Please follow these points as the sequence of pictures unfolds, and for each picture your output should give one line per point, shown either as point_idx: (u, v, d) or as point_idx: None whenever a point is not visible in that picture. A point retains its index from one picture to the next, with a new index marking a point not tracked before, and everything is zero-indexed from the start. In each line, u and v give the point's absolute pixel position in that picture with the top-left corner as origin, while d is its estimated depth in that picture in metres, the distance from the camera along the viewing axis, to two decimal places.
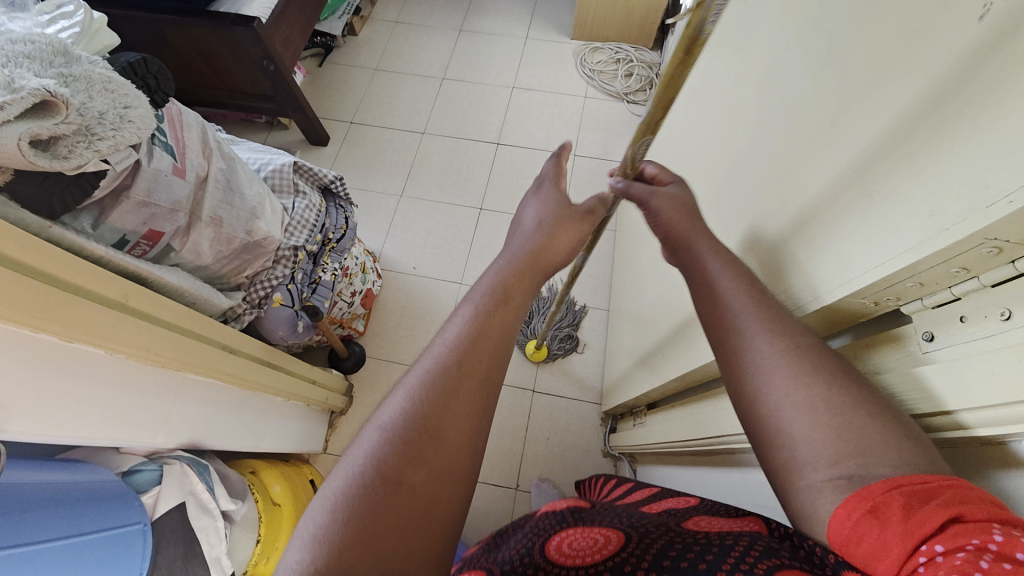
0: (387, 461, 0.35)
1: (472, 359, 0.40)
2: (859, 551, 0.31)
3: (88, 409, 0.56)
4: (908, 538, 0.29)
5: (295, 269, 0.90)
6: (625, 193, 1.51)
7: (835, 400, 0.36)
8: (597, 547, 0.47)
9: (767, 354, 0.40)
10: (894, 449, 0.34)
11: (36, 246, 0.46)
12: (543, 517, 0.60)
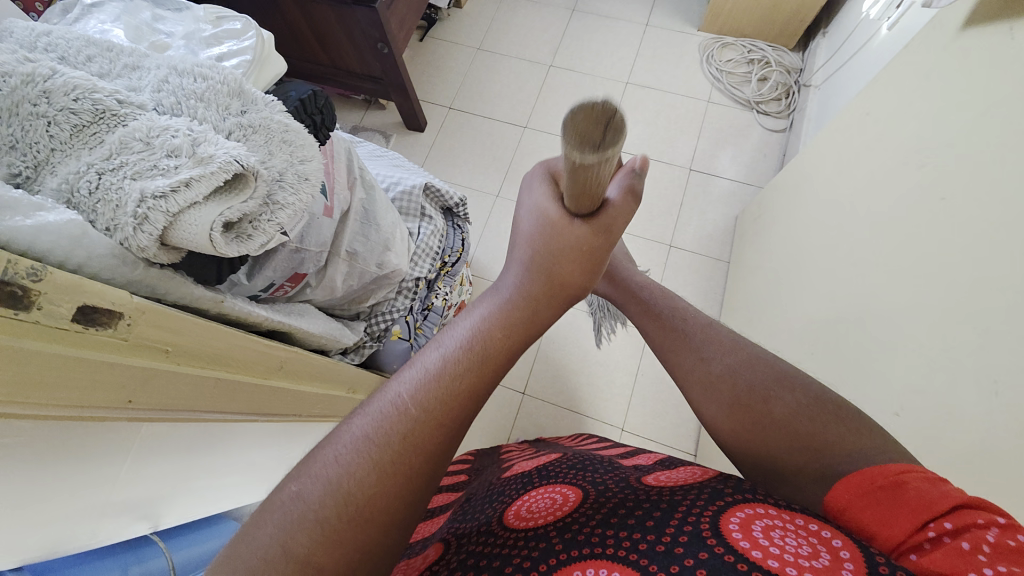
0: (303, 540, 0.30)
1: (427, 417, 0.34)
2: (865, 512, 0.37)
3: (227, 479, 0.52)
4: (923, 513, 0.34)
5: (414, 300, 0.84)
6: (747, 222, 1.35)
7: (758, 384, 0.48)
8: (556, 507, 0.51)
9: (713, 365, 0.51)
10: (812, 405, 0.45)
11: (217, 334, 0.41)
12: (514, 481, 0.65)
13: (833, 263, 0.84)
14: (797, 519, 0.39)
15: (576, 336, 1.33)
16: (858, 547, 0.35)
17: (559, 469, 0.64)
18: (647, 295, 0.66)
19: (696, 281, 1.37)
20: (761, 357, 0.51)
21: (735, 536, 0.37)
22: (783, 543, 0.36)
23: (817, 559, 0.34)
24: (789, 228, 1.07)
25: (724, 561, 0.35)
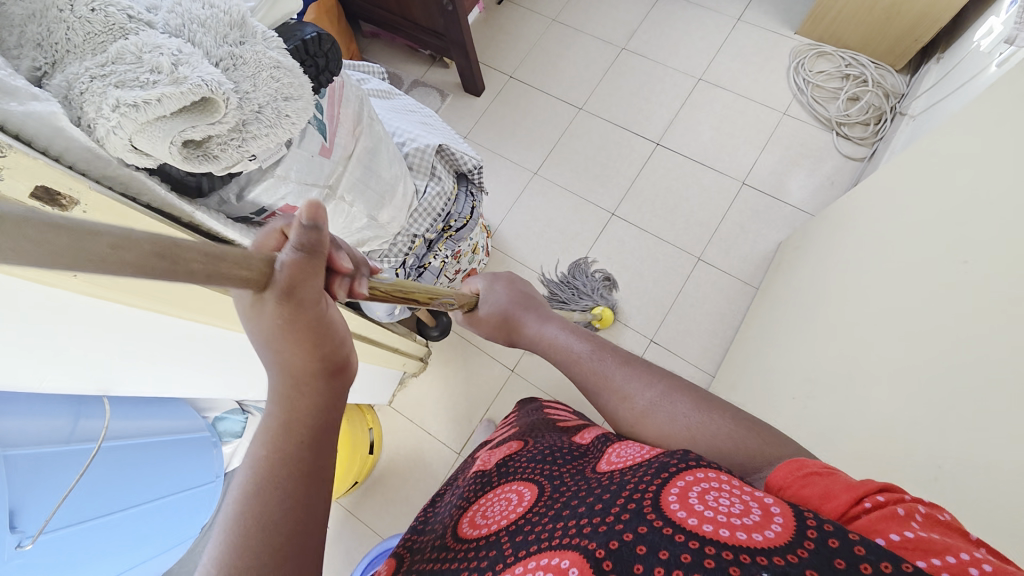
0: None
1: (277, 484, 0.32)
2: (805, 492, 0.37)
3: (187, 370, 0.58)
4: (856, 491, 0.34)
5: (408, 254, 0.88)
6: (788, 250, 1.24)
7: (680, 412, 0.51)
8: (509, 508, 0.48)
9: (636, 397, 0.55)
10: (725, 418, 0.49)
11: (175, 243, 0.46)
12: (474, 478, 0.61)
13: None
14: (738, 481, 0.38)
15: None
16: (795, 505, 0.34)
17: (519, 457, 0.60)
18: (561, 329, 0.69)
19: (717, 300, 1.30)
20: (676, 380, 0.55)
21: (673, 509, 0.36)
22: (714, 504, 0.35)
23: (748, 516, 0.34)
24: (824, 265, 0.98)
25: (661, 535, 0.34)
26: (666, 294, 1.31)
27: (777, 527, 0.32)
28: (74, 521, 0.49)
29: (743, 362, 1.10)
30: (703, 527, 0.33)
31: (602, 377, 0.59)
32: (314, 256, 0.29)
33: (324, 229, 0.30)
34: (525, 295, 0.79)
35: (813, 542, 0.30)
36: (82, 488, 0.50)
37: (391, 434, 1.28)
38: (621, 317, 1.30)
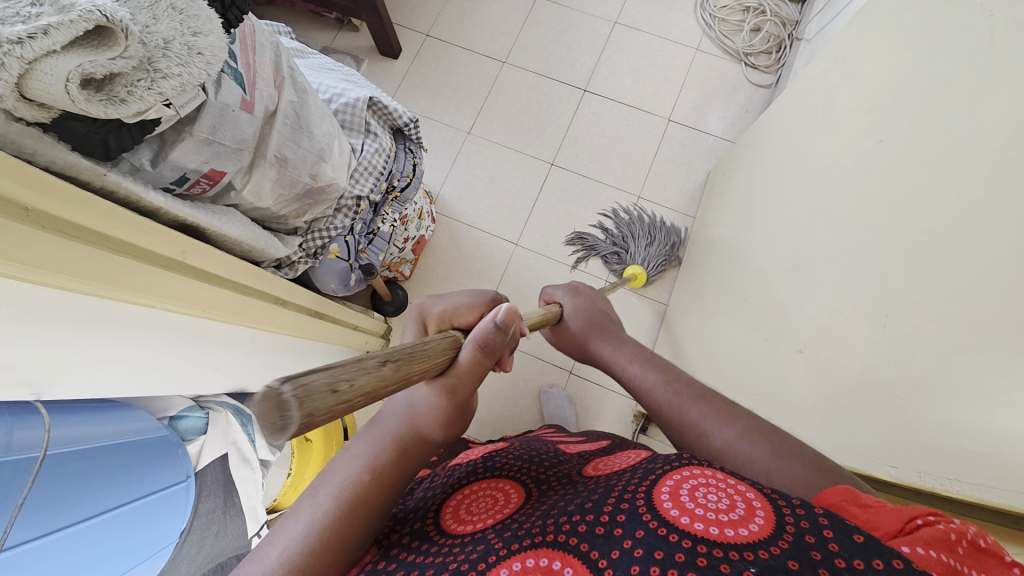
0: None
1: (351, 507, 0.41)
2: (860, 511, 0.36)
3: (137, 361, 0.53)
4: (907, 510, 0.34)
5: (355, 219, 0.83)
6: (716, 177, 1.33)
7: (755, 456, 0.48)
8: (494, 509, 0.47)
9: (710, 433, 0.51)
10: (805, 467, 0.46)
11: (87, 204, 0.39)
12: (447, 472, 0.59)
13: (783, 213, 0.84)
14: (729, 478, 0.40)
15: (535, 280, 1.33)
16: (768, 498, 0.37)
17: (501, 455, 0.60)
18: (633, 357, 0.65)
19: (660, 234, 1.36)
20: (755, 422, 0.52)
21: (666, 507, 0.38)
22: (704, 501, 0.37)
23: (733, 511, 0.36)
24: (750, 183, 1.06)
25: (658, 538, 0.35)
26: (613, 235, 1.36)
27: (760, 521, 0.35)
28: (36, 534, 0.44)
29: (692, 284, 1.17)
30: (693, 525, 0.35)
31: (674, 408, 0.55)
32: (487, 348, 0.41)
33: (499, 331, 0.42)
34: (604, 316, 0.77)
35: (792, 534, 0.33)
36: (36, 501, 0.44)
37: None
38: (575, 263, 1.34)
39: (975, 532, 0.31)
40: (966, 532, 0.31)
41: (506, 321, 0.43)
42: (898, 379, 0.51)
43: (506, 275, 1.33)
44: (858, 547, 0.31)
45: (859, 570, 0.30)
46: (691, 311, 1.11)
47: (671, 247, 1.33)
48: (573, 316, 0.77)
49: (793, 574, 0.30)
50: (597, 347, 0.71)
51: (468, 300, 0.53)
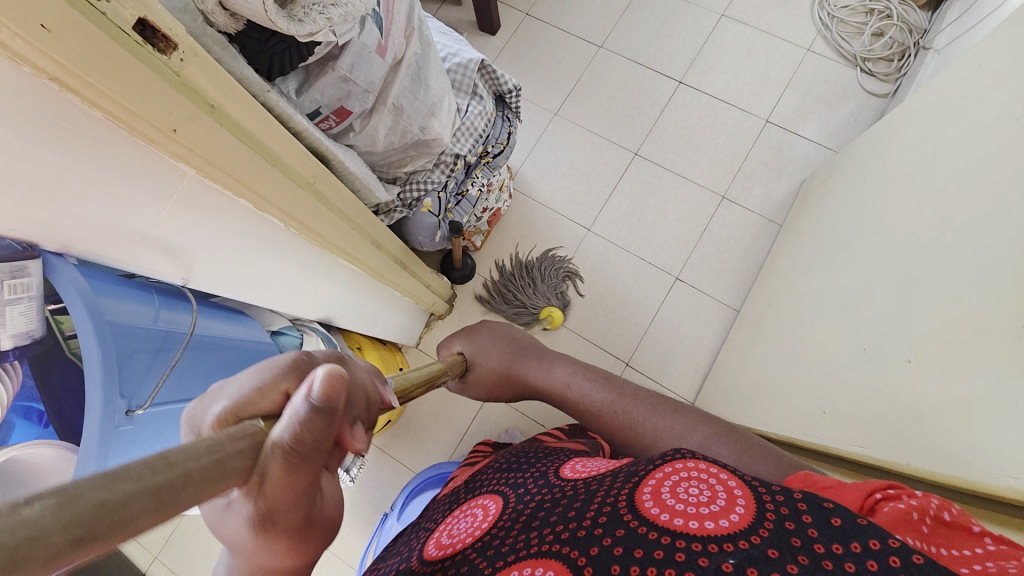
0: None
1: None
2: (835, 492, 0.42)
3: (257, 270, 0.57)
4: (869, 486, 0.41)
5: (450, 177, 0.86)
6: (812, 185, 1.25)
7: (723, 452, 0.57)
8: (476, 524, 0.51)
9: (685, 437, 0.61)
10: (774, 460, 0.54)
11: (259, 117, 0.44)
12: (443, 504, 0.64)
13: (894, 222, 0.78)
14: (712, 470, 0.45)
15: (603, 267, 1.32)
16: (749, 487, 0.42)
17: (491, 473, 0.65)
18: (574, 373, 0.73)
19: (740, 238, 1.31)
20: (712, 423, 0.62)
21: (648, 508, 0.42)
22: (684, 498, 0.42)
23: (714, 504, 0.40)
24: (856, 191, 0.99)
25: (638, 535, 0.40)
26: (690, 233, 1.32)
27: (740, 511, 0.39)
28: (175, 399, 0.46)
29: (771, 292, 1.12)
30: (680, 523, 0.39)
31: (636, 420, 0.65)
32: (303, 447, 0.26)
33: (320, 412, 0.26)
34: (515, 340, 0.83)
35: (772, 523, 0.37)
36: (176, 372, 0.47)
37: None
38: (645, 256, 1.32)
39: (937, 507, 0.38)
40: (930, 510, 0.38)
41: (326, 396, 0.26)
42: None
43: (574, 259, 1.33)
44: (836, 529, 0.36)
45: (838, 553, 0.34)
46: (766, 320, 1.06)
47: (713, 298, 1.27)
48: (486, 354, 0.80)
49: (773, 562, 0.34)
50: (531, 376, 0.77)
51: (284, 365, 0.31)
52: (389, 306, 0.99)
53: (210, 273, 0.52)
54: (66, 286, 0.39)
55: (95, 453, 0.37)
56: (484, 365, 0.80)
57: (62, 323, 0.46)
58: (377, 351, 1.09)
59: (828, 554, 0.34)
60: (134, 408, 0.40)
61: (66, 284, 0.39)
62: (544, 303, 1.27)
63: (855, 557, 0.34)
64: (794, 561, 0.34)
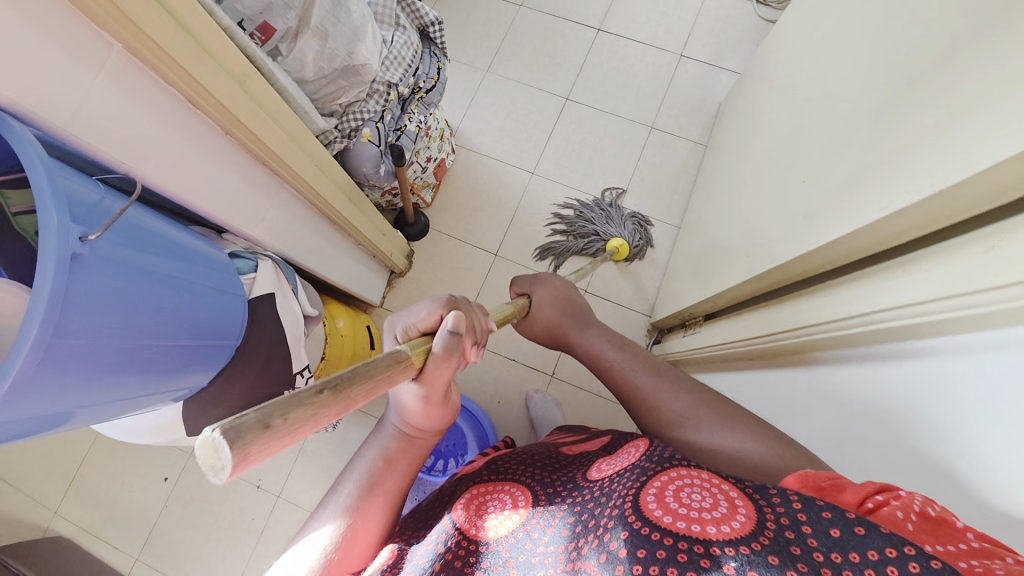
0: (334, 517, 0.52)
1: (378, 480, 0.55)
2: (838, 492, 0.38)
3: (202, 175, 0.59)
4: (860, 492, 0.38)
5: (385, 108, 0.90)
6: (728, 105, 1.37)
7: (707, 425, 0.54)
8: (504, 506, 0.52)
9: (669, 407, 0.59)
10: (761, 445, 0.50)
11: None
12: (465, 474, 0.67)
13: (787, 98, 0.88)
14: (713, 477, 0.43)
15: (550, 206, 1.39)
16: (750, 498, 0.39)
17: (508, 461, 0.66)
18: (599, 338, 0.76)
19: (672, 162, 1.40)
20: (711, 398, 0.58)
21: (651, 509, 0.41)
22: (689, 501, 0.40)
23: (717, 510, 0.39)
24: (760, 91, 1.10)
25: (641, 537, 0.39)
26: (627, 164, 1.41)
27: (742, 519, 0.38)
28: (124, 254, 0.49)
29: (705, 200, 1.21)
30: (676, 524, 0.39)
31: (631, 381, 0.66)
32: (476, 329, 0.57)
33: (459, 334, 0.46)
34: (573, 307, 0.85)
35: (772, 531, 0.36)
36: (128, 230, 0.51)
37: None
38: (588, 190, 1.39)
39: (922, 503, 0.35)
40: (914, 505, 0.35)
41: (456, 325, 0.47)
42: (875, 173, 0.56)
43: (523, 202, 1.39)
44: (837, 541, 0.34)
45: (838, 562, 0.33)
46: (704, 222, 1.15)
47: (655, 219, 1.36)
48: (543, 308, 0.86)
49: (774, 568, 0.34)
50: (567, 333, 0.81)
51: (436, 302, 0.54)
52: (343, 251, 1.01)
53: (157, 170, 0.54)
54: (18, 141, 0.42)
55: (54, 266, 0.42)
56: (542, 313, 0.86)
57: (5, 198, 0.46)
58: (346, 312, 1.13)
59: (828, 563, 0.33)
60: (90, 235, 0.45)
61: (20, 143, 0.42)
62: (618, 235, 1.32)
63: (854, 566, 0.33)
64: (794, 568, 0.33)
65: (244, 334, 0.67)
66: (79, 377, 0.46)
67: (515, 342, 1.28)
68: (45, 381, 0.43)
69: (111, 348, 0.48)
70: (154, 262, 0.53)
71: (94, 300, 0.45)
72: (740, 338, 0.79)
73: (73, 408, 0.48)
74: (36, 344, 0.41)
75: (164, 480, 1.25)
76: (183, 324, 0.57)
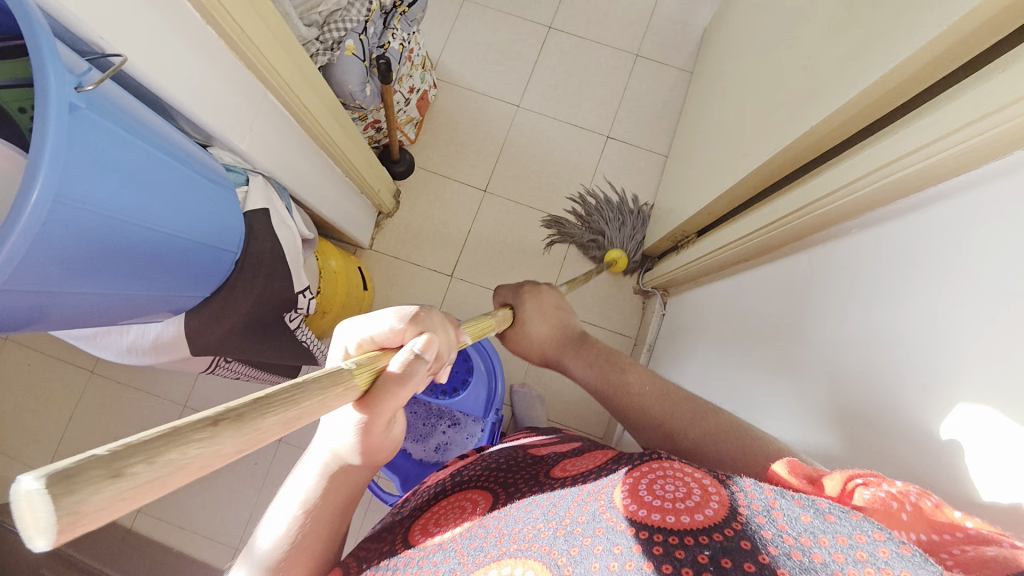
0: (269, 555, 0.44)
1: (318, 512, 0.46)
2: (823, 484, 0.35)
3: (181, 68, 0.55)
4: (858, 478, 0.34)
5: (368, 18, 0.85)
6: (713, 29, 1.35)
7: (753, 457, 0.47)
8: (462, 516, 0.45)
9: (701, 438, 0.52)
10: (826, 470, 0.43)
11: None
12: (421, 491, 0.58)
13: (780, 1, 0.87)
14: (687, 466, 0.38)
15: (537, 139, 1.36)
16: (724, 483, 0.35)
17: (470, 468, 0.58)
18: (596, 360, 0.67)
19: (657, 91, 1.39)
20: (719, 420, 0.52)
21: (623, 502, 0.36)
22: (660, 492, 0.35)
23: (690, 498, 0.34)
24: (747, 6, 1.09)
25: (619, 531, 0.33)
26: (613, 94, 1.39)
27: (715, 506, 0.33)
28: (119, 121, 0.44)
29: (693, 124, 1.22)
30: (648, 516, 0.33)
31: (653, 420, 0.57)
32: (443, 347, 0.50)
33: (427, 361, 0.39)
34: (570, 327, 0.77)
35: (744, 519, 0.32)
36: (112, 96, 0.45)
37: (381, 275, 1.29)
38: (576, 122, 1.37)
39: (917, 494, 0.32)
40: (909, 496, 0.32)
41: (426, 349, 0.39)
42: (867, 47, 0.57)
43: (509, 137, 1.36)
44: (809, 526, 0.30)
45: (805, 545, 0.29)
46: (693, 145, 1.16)
47: (643, 149, 1.36)
48: (536, 325, 0.76)
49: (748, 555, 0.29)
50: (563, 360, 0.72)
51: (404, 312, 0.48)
52: (333, 181, 0.98)
53: (144, 54, 0.50)
54: None
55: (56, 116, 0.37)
56: (534, 329, 0.76)
57: None
58: (338, 252, 1.10)
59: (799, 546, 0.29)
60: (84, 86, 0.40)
61: None
62: (617, 245, 1.26)
63: (823, 548, 0.29)
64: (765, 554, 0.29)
65: (242, 248, 0.65)
66: (76, 255, 0.43)
67: (509, 278, 1.28)
68: (42, 253, 0.40)
69: (109, 225, 0.45)
70: (149, 139, 0.48)
71: (93, 167, 0.41)
72: (744, 235, 0.82)
73: (72, 291, 0.45)
74: (42, 207, 0.37)
75: None
76: (176, 216, 0.53)
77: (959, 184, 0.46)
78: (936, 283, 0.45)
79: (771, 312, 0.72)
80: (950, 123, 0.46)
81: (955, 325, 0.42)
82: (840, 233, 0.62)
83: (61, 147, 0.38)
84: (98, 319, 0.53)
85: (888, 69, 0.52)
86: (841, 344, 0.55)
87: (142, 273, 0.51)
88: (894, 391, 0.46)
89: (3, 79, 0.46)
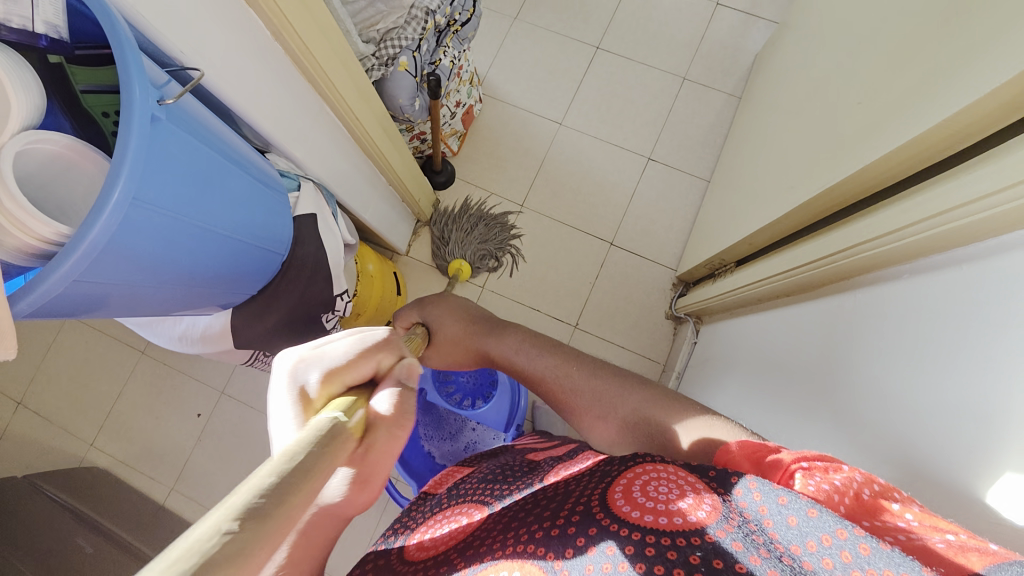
0: None
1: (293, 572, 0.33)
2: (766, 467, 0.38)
3: (248, 82, 0.59)
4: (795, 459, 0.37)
5: (423, 35, 0.87)
6: (765, 56, 1.32)
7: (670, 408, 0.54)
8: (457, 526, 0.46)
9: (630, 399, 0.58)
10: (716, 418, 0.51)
11: None
12: (423, 500, 0.59)
13: (838, 32, 0.85)
14: (679, 470, 0.39)
15: (577, 157, 1.37)
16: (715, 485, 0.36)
17: (470, 479, 0.58)
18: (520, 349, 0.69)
19: (702, 115, 1.37)
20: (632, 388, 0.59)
21: (618, 503, 0.36)
22: (654, 493, 0.36)
23: (684, 500, 0.35)
24: (801, 35, 1.06)
25: (611, 532, 0.34)
26: (657, 116, 1.38)
27: (709, 506, 0.34)
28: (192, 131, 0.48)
29: (737, 151, 1.19)
30: (641, 516, 0.34)
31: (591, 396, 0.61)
32: None
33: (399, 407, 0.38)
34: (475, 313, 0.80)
35: (737, 521, 0.32)
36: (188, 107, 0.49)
37: (415, 281, 1.32)
38: (617, 142, 1.37)
39: (861, 484, 0.34)
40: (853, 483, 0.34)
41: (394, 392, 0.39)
42: (928, 88, 0.55)
43: (549, 153, 1.38)
44: (798, 527, 0.30)
45: (796, 551, 0.29)
46: (737, 172, 1.14)
47: (684, 173, 1.34)
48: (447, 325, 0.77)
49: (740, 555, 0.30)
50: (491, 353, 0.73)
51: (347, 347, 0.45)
52: (377, 189, 1.01)
53: (216, 69, 0.54)
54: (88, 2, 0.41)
55: (140, 127, 0.41)
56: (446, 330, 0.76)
57: (71, 76, 0.49)
58: (376, 257, 1.13)
59: (790, 553, 0.29)
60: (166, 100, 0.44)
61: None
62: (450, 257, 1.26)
63: (812, 555, 0.29)
64: (760, 555, 0.29)
65: (288, 253, 0.69)
66: (143, 252, 0.46)
67: (539, 293, 1.29)
68: (116, 250, 0.43)
69: (176, 225, 0.48)
70: (218, 147, 0.52)
71: (166, 174, 0.45)
72: (785, 270, 0.80)
73: (132, 284, 0.49)
74: (120, 208, 0.41)
75: (197, 416, 1.30)
76: (235, 220, 0.56)
77: (1018, 238, 0.43)
78: (988, 341, 0.42)
79: (810, 352, 0.70)
80: (1013, 174, 0.43)
81: (1010, 386, 0.39)
82: (890, 277, 0.59)
83: (140, 153, 0.41)
84: (155, 308, 0.57)
85: (952, 113, 0.50)
86: (881, 394, 0.52)
87: (200, 270, 0.55)
88: (937, 453, 0.44)
89: (86, 84, 0.50)
